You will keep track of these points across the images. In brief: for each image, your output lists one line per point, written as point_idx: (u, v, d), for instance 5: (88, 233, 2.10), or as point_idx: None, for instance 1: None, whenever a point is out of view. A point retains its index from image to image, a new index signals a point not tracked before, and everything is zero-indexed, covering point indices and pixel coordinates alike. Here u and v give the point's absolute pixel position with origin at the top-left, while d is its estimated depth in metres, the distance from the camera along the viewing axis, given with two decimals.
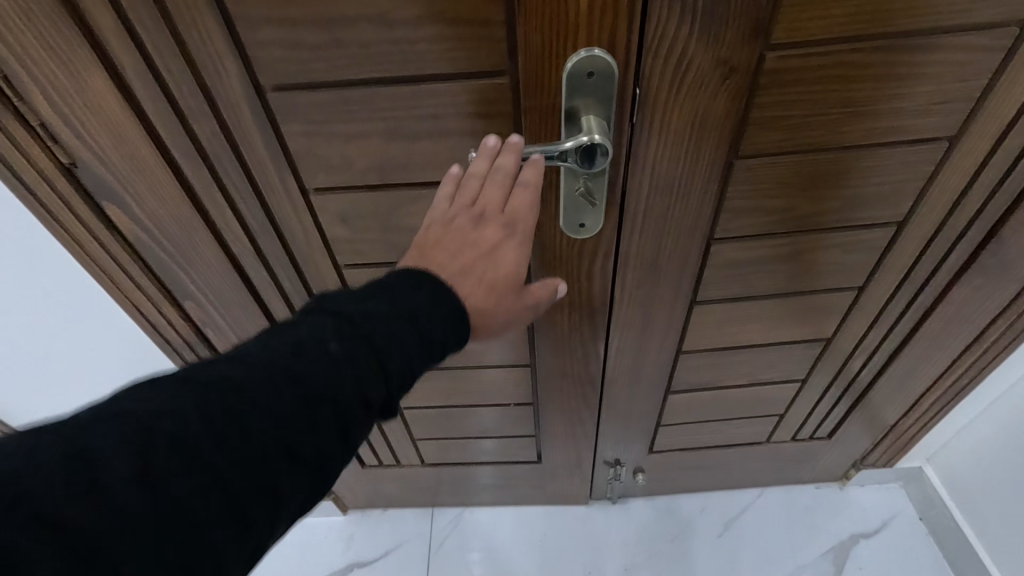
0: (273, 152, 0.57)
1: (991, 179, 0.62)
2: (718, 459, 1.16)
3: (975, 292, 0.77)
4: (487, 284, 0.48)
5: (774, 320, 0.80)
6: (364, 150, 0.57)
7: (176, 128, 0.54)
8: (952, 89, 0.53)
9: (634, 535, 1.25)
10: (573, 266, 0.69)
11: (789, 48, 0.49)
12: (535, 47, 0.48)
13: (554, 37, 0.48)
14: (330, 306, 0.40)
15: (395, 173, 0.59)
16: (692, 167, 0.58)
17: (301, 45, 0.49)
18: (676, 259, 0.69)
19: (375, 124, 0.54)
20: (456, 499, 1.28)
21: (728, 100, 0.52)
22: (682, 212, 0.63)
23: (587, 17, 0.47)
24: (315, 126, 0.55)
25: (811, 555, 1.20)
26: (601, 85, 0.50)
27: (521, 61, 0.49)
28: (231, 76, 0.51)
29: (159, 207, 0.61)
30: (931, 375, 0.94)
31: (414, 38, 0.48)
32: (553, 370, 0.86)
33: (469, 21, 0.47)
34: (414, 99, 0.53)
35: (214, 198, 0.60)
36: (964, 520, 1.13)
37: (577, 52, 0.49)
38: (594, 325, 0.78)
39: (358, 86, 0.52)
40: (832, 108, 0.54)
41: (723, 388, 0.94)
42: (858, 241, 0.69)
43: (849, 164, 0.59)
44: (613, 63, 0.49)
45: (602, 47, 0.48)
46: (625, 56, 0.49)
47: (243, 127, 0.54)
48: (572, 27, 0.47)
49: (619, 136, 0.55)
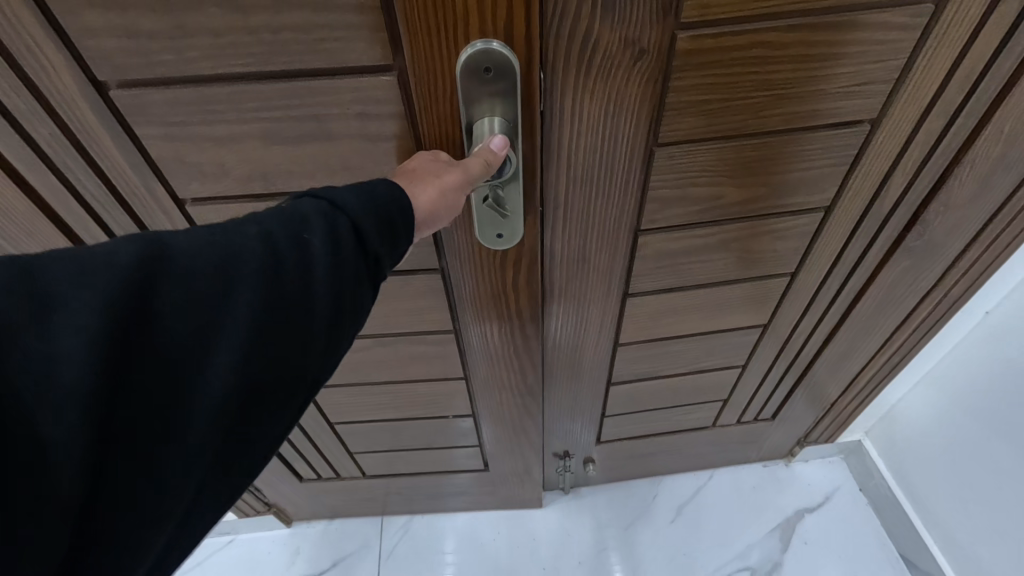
0: (131, 156, 0.52)
1: (913, 161, 0.61)
2: (666, 444, 1.16)
3: (904, 274, 0.77)
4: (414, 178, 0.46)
5: (709, 310, 0.79)
6: (239, 154, 0.52)
7: (12, 134, 0.48)
8: (870, 69, 0.51)
9: (587, 526, 1.25)
10: (499, 276, 0.64)
11: (700, 28, 0.46)
12: (422, 36, 0.43)
13: (442, 26, 0.42)
14: (292, 204, 0.38)
15: (279, 179, 0.54)
16: (610, 156, 0.55)
17: (143, 36, 0.43)
18: (603, 252, 0.66)
19: (247, 125, 0.50)
20: (406, 507, 1.24)
21: (642, 83, 0.49)
22: (605, 203, 0.60)
23: (477, 5, 0.41)
24: (176, 127, 0.50)
25: (761, 532, 1.22)
26: (501, 82, 0.45)
27: (408, 54, 0.44)
28: (60, 71, 0.45)
29: (11, 218, 0.55)
30: (867, 354, 0.96)
31: (276, 26, 0.43)
32: (488, 379, 0.83)
33: (336, 6, 0.42)
34: (287, 97, 0.48)
35: (71, 209, 0.55)
36: (900, 490, 1.16)
37: (472, 44, 0.44)
38: (528, 335, 0.74)
39: (219, 82, 0.47)
40: (751, 92, 0.51)
41: (664, 378, 0.93)
42: (787, 228, 0.67)
43: (773, 149, 0.57)
44: (512, 58, 0.44)
45: (500, 40, 0.43)
46: (526, 49, 0.44)
47: (88, 127, 0.49)
48: (460, 16, 0.42)
49: (529, 136, 0.50)
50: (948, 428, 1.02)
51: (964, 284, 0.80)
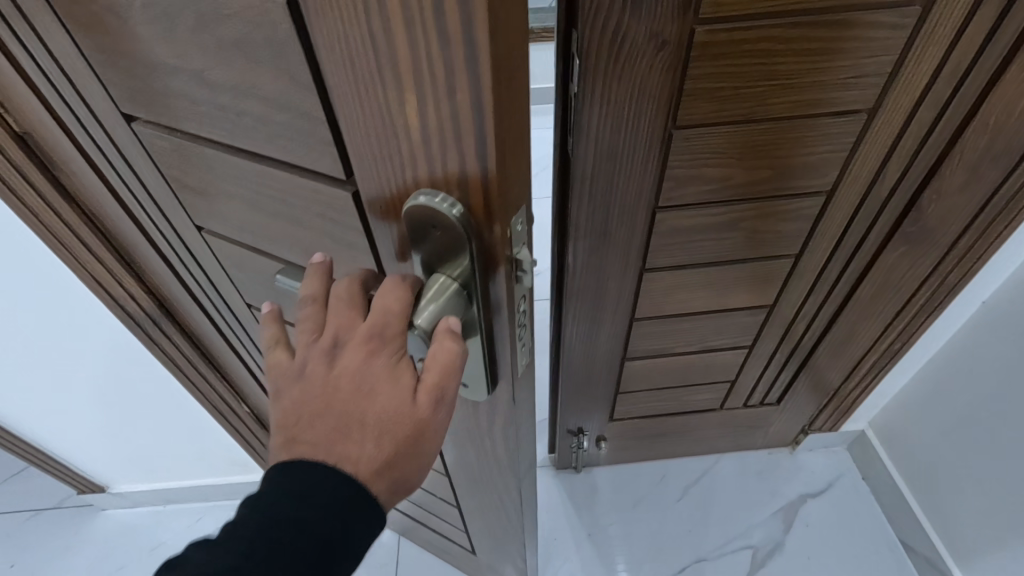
0: (161, 186, 0.51)
1: (907, 150, 0.68)
2: (676, 426, 1.22)
3: (901, 260, 0.83)
4: (357, 426, 0.36)
5: (717, 289, 0.86)
6: (229, 207, 0.48)
7: (84, 138, 0.51)
8: (866, 64, 0.58)
9: (597, 503, 1.31)
10: (480, 436, 0.55)
11: (714, 23, 0.53)
12: (365, 157, 0.34)
13: (385, 155, 0.33)
14: None
15: (265, 241, 0.49)
16: (634, 137, 0.62)
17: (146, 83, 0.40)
18: (624, 227, 0.73)
19: (233, 186, 0.44)
20: (404, 532, 1.22)
21: (663, 72, 0.56)
22: (627, 180, 0.67)
23: (427, 150, 0.31)
24: (179, 172, 0.47)
25: (764, 514, 1.27)
26: (453, 249, 0.34)
27: (359, 170, 0.35)
28: (98, 98, 0.44)
29: (103, 197, 0.61)
30: (869, 340, 1.01)
31: (239, 108, 0.36)
32: (472, 498, 0.75)
33: (286, 106, 0.34)
34: (259, 173, 0.41)
35: (136, 206, 0.59)
36: (901, 477, 1.21)
37: (424, 192, 0.33)
38: (515, 500, 0.63)
39: (206, 142, 0.41)
40: (758, 81, 0.58)
41: (673, 355, 1.00)
42: (791, 210, 0.74)
43: (779, 135, 0.64)
44: (466, 223, 0.33)
45: (457, 199, 0.32)
46: (487, 213, 0.32)
47: (130, 150, 0.49)
48: (408, 154, 0.32)
49: (494, 307, 0.38)
50: (940, 406, 1.08)
51: (958, 271, 0.86)
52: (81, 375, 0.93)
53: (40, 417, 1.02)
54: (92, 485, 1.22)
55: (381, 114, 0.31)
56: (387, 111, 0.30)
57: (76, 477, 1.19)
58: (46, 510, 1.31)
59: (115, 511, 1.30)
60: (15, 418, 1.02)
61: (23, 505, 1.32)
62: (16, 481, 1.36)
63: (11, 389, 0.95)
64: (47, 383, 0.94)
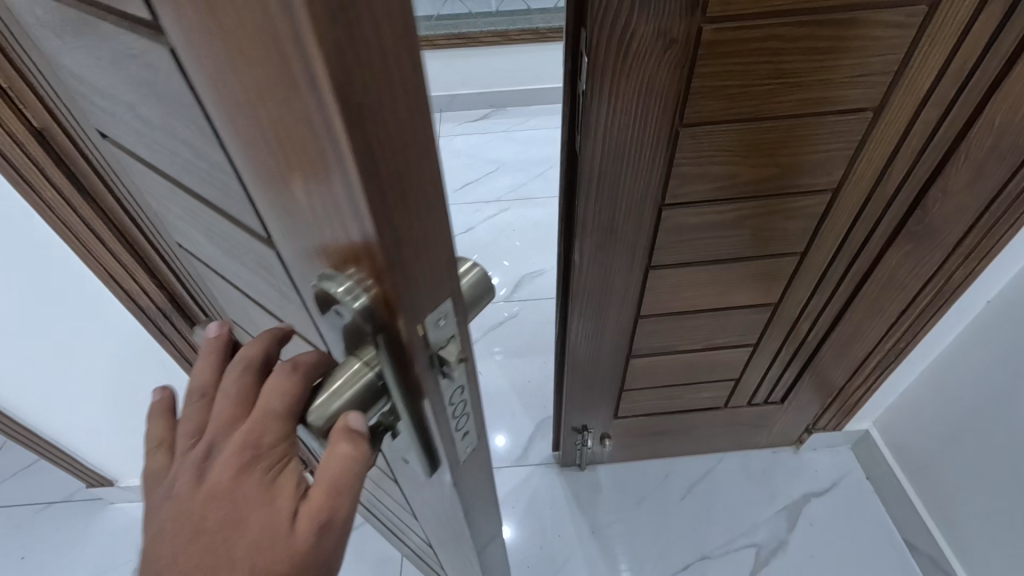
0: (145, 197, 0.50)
1: (913, 148, 0.68)
2: (680, 424, 1.22)
3: (906, 258, 0.84)
4: (224, 553, 0.30)
5: (722, 287, 0.86)
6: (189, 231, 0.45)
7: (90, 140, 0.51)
8: (871, 63, 0.59)
9: (600, 500, 1.32)
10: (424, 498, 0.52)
11: (722, 21, 0.54)
12: (272, 213, 0.29)
13: (287, 214, 0.28)
14: None
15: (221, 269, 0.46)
16: (641, 135, 0.62)
17: (108, 109, 0.36)
18: (630, 225, 0.73)
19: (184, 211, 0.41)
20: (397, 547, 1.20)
21: (670, 70, 0.57)
22: (634, 177, 0.67)
23: (318, 217, 0.26)
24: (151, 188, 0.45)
25: (767, 514, 1.27)
26: (360, 339, 0.29)
27: (272, 225, 0.30)
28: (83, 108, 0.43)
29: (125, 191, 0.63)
30: (874, 338, 1.01)
31: (160, 135, 0.32)
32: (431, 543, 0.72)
33: (194, 145, 0.30)
34: (200, 209, 0.37)
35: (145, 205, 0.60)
36: (905, 477, 1.21)
37: (331, 273, 0.27)
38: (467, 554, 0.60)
39: (156, 169, 0.38)
40: (765, 79, 0.59)
41: (677, 353, 1.00)
42: (797, 208, 0.74)
43: (785, 132, 0.65)
44: (372, 315, 0.27)
45: (358, 287, 0.26)
46: (392, 304, 0.27)
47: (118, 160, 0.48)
48: (305, 217, 0.27)
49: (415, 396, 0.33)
50: (944, 406, 1.08)
51: (964, 269, 0.86)
52: (92, 371, 0.95)
53: (49, 411, 1.03)
54: (102, 479, 1.24)
55: (269, 171, 0.26)
56: (273, 166, 0.25)
57: (85, 470, 1.21)
58: (55, 503, 1.33)
59: (123, 505, 1.31)
60: (25, 413, 1.03)
61: (32, 499, 1.34)
62: (26, 474, 1.38)
63: (21, 386, 0.96)
64: (58, 379, 0.96)
